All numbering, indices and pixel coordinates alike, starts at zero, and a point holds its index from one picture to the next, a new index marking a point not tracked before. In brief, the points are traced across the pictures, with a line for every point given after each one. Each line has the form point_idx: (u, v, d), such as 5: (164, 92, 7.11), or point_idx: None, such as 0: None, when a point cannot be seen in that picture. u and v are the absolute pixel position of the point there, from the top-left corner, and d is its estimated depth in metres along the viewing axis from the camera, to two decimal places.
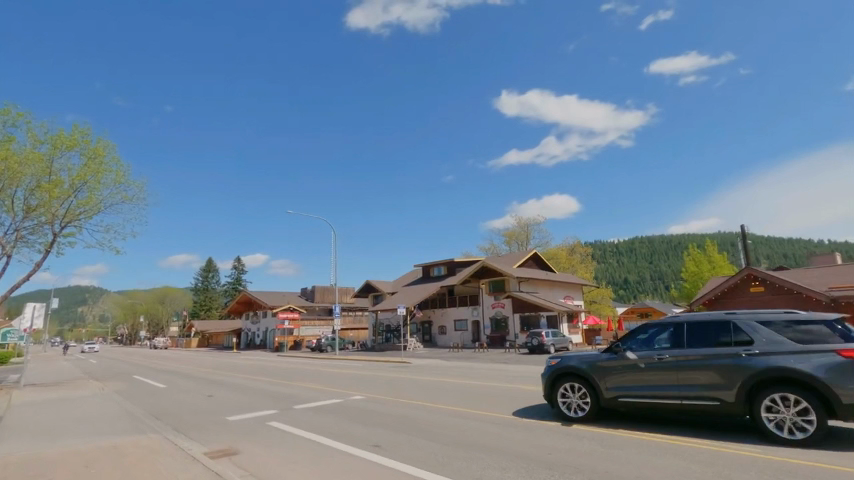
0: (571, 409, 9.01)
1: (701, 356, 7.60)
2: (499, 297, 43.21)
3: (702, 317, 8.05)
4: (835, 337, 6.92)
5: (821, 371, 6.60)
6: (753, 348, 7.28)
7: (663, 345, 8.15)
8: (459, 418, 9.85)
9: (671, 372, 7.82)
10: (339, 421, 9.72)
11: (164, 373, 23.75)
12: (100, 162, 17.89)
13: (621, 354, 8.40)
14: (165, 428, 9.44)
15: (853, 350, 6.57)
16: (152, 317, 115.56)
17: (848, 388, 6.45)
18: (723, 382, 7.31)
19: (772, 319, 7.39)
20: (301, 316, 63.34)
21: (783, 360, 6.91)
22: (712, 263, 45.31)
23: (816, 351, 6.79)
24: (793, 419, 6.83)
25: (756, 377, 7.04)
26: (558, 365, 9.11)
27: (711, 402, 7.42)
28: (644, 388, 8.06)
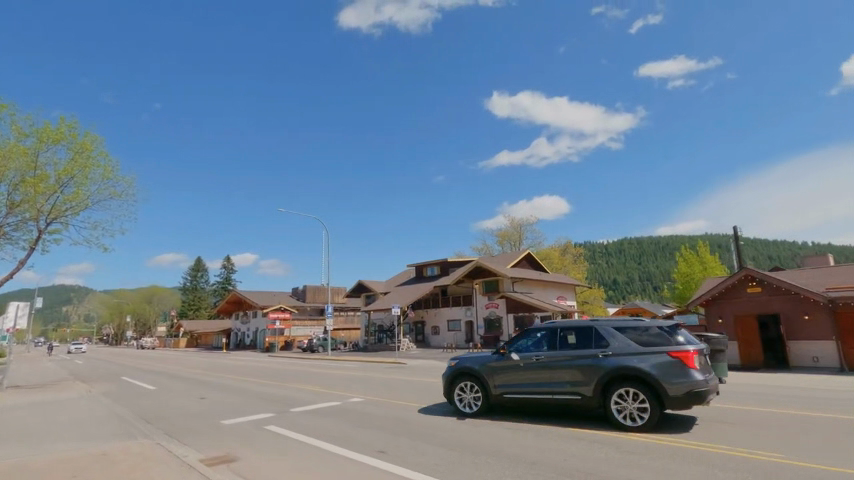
0: (468, 406, 10.04)
1: (568, 357, 8.84)
2: (493, 297, 43.10)
3: (572, 323, 9.28)
4: (668, 340, 8.40)
5: (655, 369, 8.01)
6: (607, 350, 8.58)
7: (541, 348, 9.33)
8: (460, 420, 9.61)
9: (544, 370, 9.03)
10: (337, 425, 9.38)
11: (153, 375, 23.15)
12: (88, 156, 17.32)
13: (507, 355, 9.54)
14: (157, 432, 9.06)
15: (678, 351, 8.05)
16: (139, 317, 113.57)
17: (672, 382, 7.90)
18: (584, 379, 8.59)
19: (624, 325, 8.75)
20: (292, 316, 62.60)
21: (628, 360, 8.26)
22: (703, 264, 45.67)
23: (653, 352, 8.21)
24: (634, 410, 8.21)
25: (607, 374, 8.35)
26: (458, 366, 10.13)
27: (574, 397, 8.65)
28: (524, 385, 9.23)
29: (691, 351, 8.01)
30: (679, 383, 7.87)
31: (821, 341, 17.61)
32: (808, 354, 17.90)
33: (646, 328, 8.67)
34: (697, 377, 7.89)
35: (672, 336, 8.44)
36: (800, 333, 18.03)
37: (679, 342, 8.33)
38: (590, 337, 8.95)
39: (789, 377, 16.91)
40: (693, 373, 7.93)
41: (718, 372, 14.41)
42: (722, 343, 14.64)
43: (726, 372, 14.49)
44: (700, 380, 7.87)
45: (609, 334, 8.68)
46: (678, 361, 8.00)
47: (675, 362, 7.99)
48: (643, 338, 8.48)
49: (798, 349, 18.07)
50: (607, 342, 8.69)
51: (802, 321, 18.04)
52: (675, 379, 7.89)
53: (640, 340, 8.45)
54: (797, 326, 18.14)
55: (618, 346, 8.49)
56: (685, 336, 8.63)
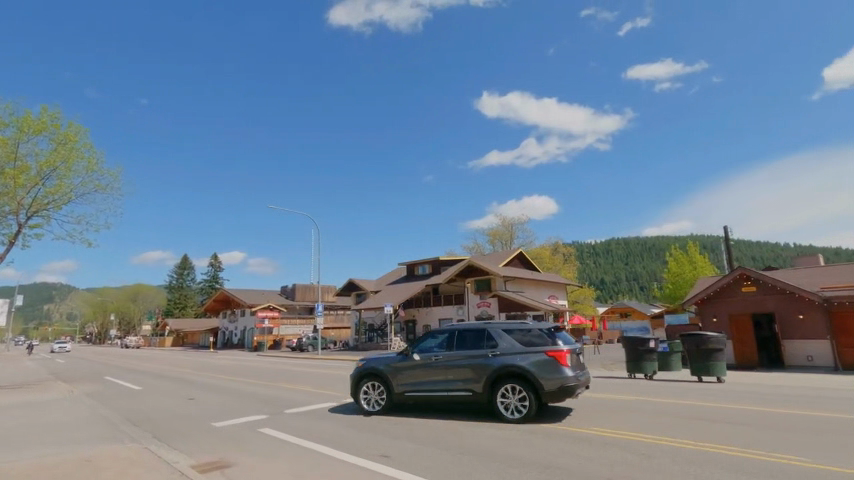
0: (370, 404, 10.23)
1: (461, 356, 9.34)
2: (484, 297, 42.93)
3: (468, 326, 9.80)
4: (547, 340, 9.06)
5: (533, 366, 8.63)
6: (495, 349, 9.14)
7: (440, 348, 9.76)
8: (460, 419, 9.31)
9: (442, 369, 9.46)
10: (333, 427, 9.00)
11: (138, 375, 22.42)
12: (71, 147, 16.66)
13: (409, 355, 9.86)
14: (144, 435, 8.61)
15: (554, 350, 8.70)
16: (122, 316, 111.38)
17: (546, 378, 8.57)
18: (474, 376, 9.13)
19: (511, 327, 9.34)
20: (280, 315, 61.71)
21: (512, 359, 8.85)
22: (693, 264, 45.98)
23: (533, 351, 8.83)
24: (515, 403, 8.85)
25: (494, 372, 8.94)
26: (362, 365, 10.31)
27: (465, 392, 9.20)
28: (424, 384, 9.59)
29: (563, 350, 8.71)
30: (552, 379, 8.54)
31: (816, 340, 17.63)
32: (802, 354, 17.95)
33: (530, 330, 9.31)
34: (568, 373, 8.61)
35: (550, 337, 9.12)
36: (795, 333, 18.07)
37: (555, 342, 9.00)
38: (482, 338, 9.49)
39: (786, 376, 16.88)
40: (565, 369, 8.62)
41: (717, 371, 14.14)
42: (721, 343, 14.31)
43: (724, 372, 14.20)
44: (571, 376, 8.58)
45: (498, 336, 9.23)
46: (552, 360, 8.67)
47: (550, 360, 8.66)
48: (526, 338, 9.09)
49: (792, 349, 18.10)
50: (496, 342, 9.25)
51: (796, 321, 18.07)
52: (550, 376, 8.56)
53: (524, 340, 9.06)
54: (791, 326, 18.17)
55: (505, 346, 9.08)
56: (563, 336, 9.34)
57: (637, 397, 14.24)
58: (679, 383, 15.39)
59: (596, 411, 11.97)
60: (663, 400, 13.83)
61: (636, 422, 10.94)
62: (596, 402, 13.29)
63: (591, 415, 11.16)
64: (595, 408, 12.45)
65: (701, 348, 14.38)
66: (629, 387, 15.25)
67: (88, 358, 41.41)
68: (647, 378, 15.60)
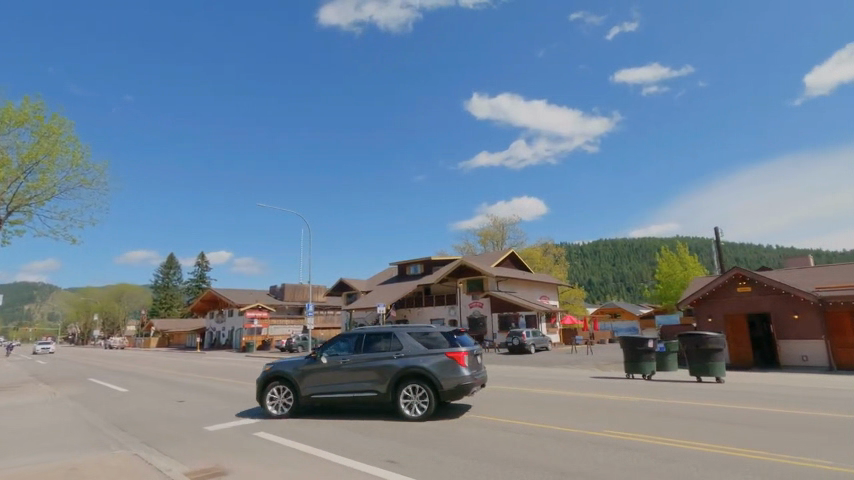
0: (277, 407, 9.87)
1: (367, 359, 9.31)
2: (477, 297, 42.72)
3: (375, 330, 9.80)
4: (448, 342, 9.34)
5: (434, 367, 8.85)
6: (400, 352, 9.23)
7: (347, 352, 9.64)
8: (463, 421, 8.99)
9: (349, 372, 9.34)
10: (331, 430, 8.63)
11: (124, 377, 21.71)
12: (55, 140, 16.05)
13: (318, 358, 9.62)
14: (132, 440, 8.17)
15: (453, 352, 8.99)
16: (106, 316, 108.99)
17: (446, 378, 8.82)
18: (379, 378, 9.14)
19: (414, 330, 9.50)
20: (269, 315, 60.88)
21: (415, 361, 9.00)
22: (684, 265, 46.31)
23: (434, 353, 9.05)
24: (416, 402, 8.98)
25: (397, 373, 9.03)
26: (270, 368, 9.93)
27: (369, 393, 9.19)
28: (331, 387, 9.42)
29: (462, 351, 9.00)
30: (451, 378, 8.82)
31: (811, 340, 17.69)
32: (797, 354, 17.99)
33: (432, 332, 9.55)
34: (465, 373, 8.93)
35: (450, 339, 9.42)
36: (790, 333, 18.12)
37: (455, 344, 9.31)
38: (387, 340, 9.53)
39: (783, 376, 16.86)
40: (462, 369, 8.93)
41: (716, 372, 14.06)
42: (720, 343, 14.23)
43: (724, 372, 14.12)
44: (467, 376, 8.92)
45: (402, 338, 9.33)
46: (452, 360, 8.95)
47: (450, 361, 8.94)
48: (428, 341, 9.29)
49: (788, 349, 18.14)
50: (401, 345, 9.34)
51: (791, 321, 18.13)
52: (448, 376, 8.83)
53: (426, 343, 9.26)
54: (786, 326, 18.23)
55: (409, 348, 9.19)
56: (463, 338, 9.66)
57: (637, 398, 14.02)
58: (677, 383, 15.27)
59: (598, 413, 11.72)
60: (664, 401, 13.65)
61: (641, 423, 10.71)
62: (597, 404, 13.00)
63: (595, 417, 10.91)
64: (597, 409, 12.21)
65: (701, 348, 14.28)
66: (628, 388, 15.05)
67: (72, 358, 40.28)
68: (645, 379, 15.47)
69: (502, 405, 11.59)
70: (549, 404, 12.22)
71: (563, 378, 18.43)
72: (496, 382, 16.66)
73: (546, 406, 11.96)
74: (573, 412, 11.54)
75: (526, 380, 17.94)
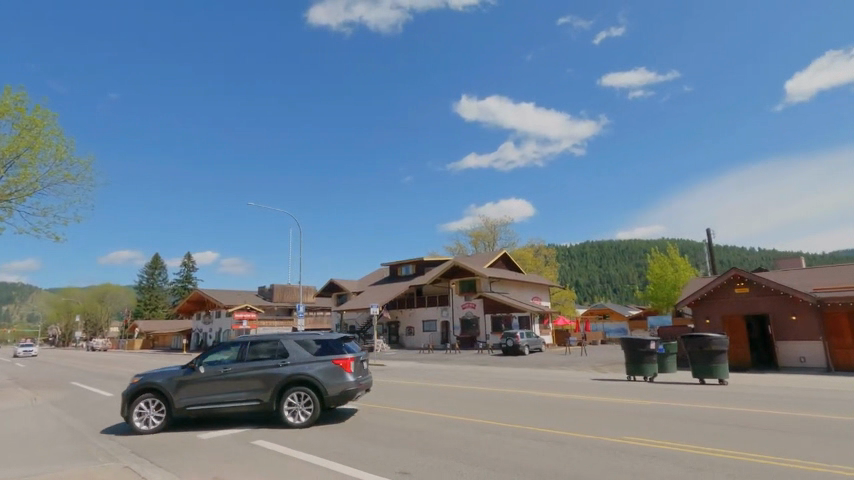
0: (146, 423, 8.88)
1: (251, 367, 8.90)
2: (470, 297, 42.43)
3: (261, 337, 9.41)
4: (334, 348, 9.33)
5: (320, 375, 8.77)
6: (286, 359, 8.98)
7: (229, 361, 9.11)
8: (474, 426, 8.55)
9: (231, 381, 8.84)
10: (335, 437, 8.17)
11: (107, 380, 20.88)
12: (37, 133, 15.32)
13: (196, 368, 8.91)
14: (121, 450, 7.65)
15: (340, 358, 9.02)
16: (89, 317, 106.37)
17: (331, 384, 8.79)
18: (263, 387, 8.79)
19: (301, 337, 9.33)
20: (258, 316, 59.89)
21: (301, 368, 8.83)
22: (675, 266, 46.50)
23: (321, 359, 8.98)
24: (300, 409, 8.77)
25: (282, 381, 8.77)
26: (139, 380, 8.93)
27: (251, 403, 8.76)
28: (210, 397, 8.80)
29: (349, 357, 9.07)
30: (336, 384, 8.81)
31: (809, 341, 17.68)
32: (795, 355, 18.00)
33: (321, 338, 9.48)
34: (351, 379, 8.98)
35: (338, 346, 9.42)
36: (787, 333, 18.12)
37: (341, 350, 9.31)
38: (272, 347, 9.22)
39: (783, 378, 16.77)
40: (347, 375, 8.96)
41: (719, 373, 13.90)
42: (723, 344, 14.04)
43: (727, 374, 13.98)
44: (353, 381, 8.98)
45: (288, 345, 9.10)
46: (338, 367, 8.96)
47: (336, 367, 8.94)
48: (316, 347, 9.19)
49: (786, 349, 18.12)
50: (286, 352, 9.10)
51: (789, 322, 18.14)
52: (334, 382, 8.81)
53: (313, 349, 9.15)
54: (783, 327, 18.22)
55: (295, 355, 9.00)
56: (349, 344, 9.71)
57: (642, 400, 13.75)
58: (679, 385, 15.06)
59: (606, 415, 11.39)
60: (668, 402, 13.39)
61: (652, 426, 10.40)
62: (603, 405, 12.68)
63: (606, 421, 10.57)
64: (603, 411, 11.89)
65: (703, 349, 14.11)
66: (630, 390, 14.79)
67: (53, 360, 39.01)
68: (647, 380, 15.26)
69: (508, 408, 11.18)
70: (555, 407, 11.86)
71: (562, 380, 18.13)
72: (496, 384, 16.31)
73: (552, 409, 11.59)
74: (580, 415, 11.18)
75: (525, 381, 17.61)
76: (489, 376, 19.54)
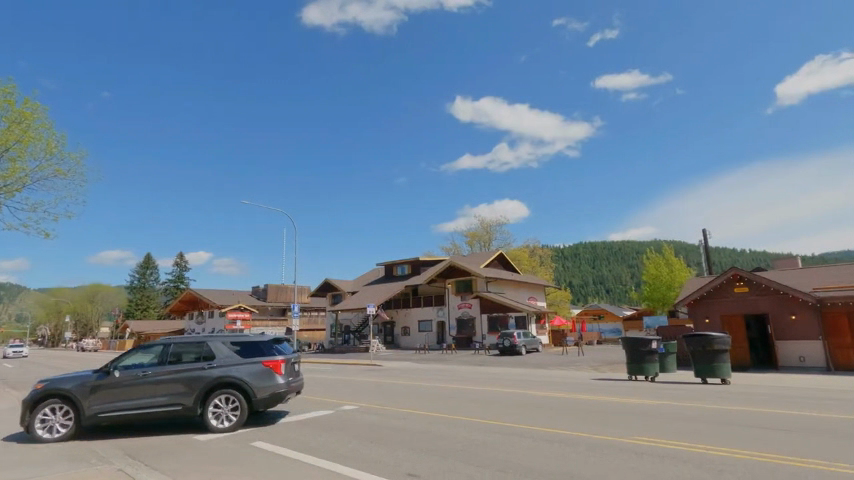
0: (49, 431, 8.16)
1: (172, 370, 8.40)
2: (466, 297, 42.26)
3: (185, 339, 8.91)
4: (265, 350, 9.05)
5: (249, 377, 8.50)
6: (212, 361, 8.59)
7: (149, 364, 8.55)
8: (482, 425, 8.22)
9: (150, 385, 8.31)
10: (338, 437, 7.90)
11: None
12: (27, 126, 14.91)
13: (110, 372, 8.27)
14: (112, 453, 7.31)
15: (270, 360, 8.79)
16: (78, 317, 104.81)
17: (260, 386, 8.54)
18: (186, 391, 8.35)
19: (229, 339, 8.96)
20: (252, 316, 59.31)
21: (229, 370, 8.49)
22: (670, 267, 46.57)
23: (250, 361, 8.69)
24: (225, 414, 8.43)
25: (208, 384, 8.39)
26: (43, 386, 8.17)
27: (173, 407, 8.30)
28: (126, 403, 8.20)
29: (280, 359, 8.85)
30: (266, 387, 8.59)
31: (809, 341, 17.66)
32: (795, 355, 17.95)
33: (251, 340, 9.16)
34: (281, 381, 8.78)
35: (269, 348, 9.16)
36: (787, 333, 18.07)
37: (272, 351, 9.08)
38: (197, 349, 8.77)
39: (785, 378, 16.65)
40: (277, 377, 8.75)
41: (722, 373, 13.79)
42: (726, 343, 13.94)
43: (730, 373, 13.86)
44: (283, 384, 8.75)
45: (216, 347, 8.70)
46: (268, 368, 8.72)
47: (266, 369, 8.69)
48: (245, 349, 8.86)
49: (785, 349, 18.07)
50: (212, 354, 8.70)
51: (788, 321, 18.09)
52: (263, 384, 8.57)
53: (243, 351, 8.84)
54: (783, 326, 18.19)
55: (222, 357, 8.62)
56: (281, 346, 9.48)
57: (646, 399, 13.52)
58: (682, 384, 14.87)
59: (612, 415, 11.14)
60: (673, 402, 13.17)
61: (662, 426, 10.14)
62: (608, 405, 12.44)
63: (614, 421, 10.31)
64: (607, 411, 11.70)
65: (706, 348, 13.99)
66: (633, 390, 14.57)
67: (42, 360, 38.21)
68: (649, 380, 15.10)
69: (513, 409, 10.88)
70: (560, 407, 11.59)
71: (562, 380, 17.91)
72: (495, 384, 16.08)
73: (557, 410, 11.30)
74: (587, 415, 10.91)
75: (524, 381, 17.36)
76: (488, 376, 19.32)
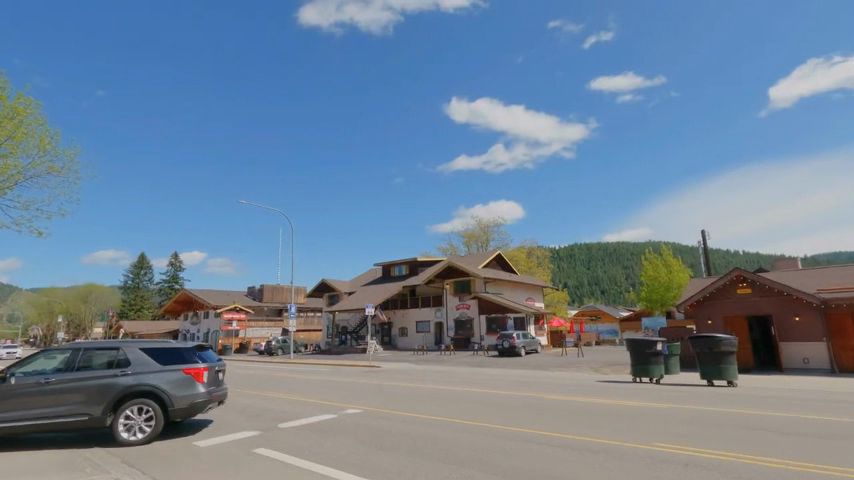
0: None
1: (81, 377, 7.92)
2: (464, 298, 42.05)
3: (97, 345, 8.45)
4: (186, 357, 8.73)
5: (167, 385, 8.14)
6: (127, 368, 8.17)
7: (54, 370, 8.03)
8: (493, 430, 7.97)
9: (53, 393, 7.78)
10: (344, 442, 7.63)
11: None
12: (20, 122, 14.51)
13: (7, 379, 7.72)
14: (110, 460, 7.06)
15: (192, 368, 8.49)
16: (71, 317, 103.53)
17: (179, 395, 8.19)
18: (94, 399, 7.85)
19: (148, 345, 8.59)
20: (248, 316, 58.77)
21: (144, 377, 8.09)
22: (669, 268, 46.52)
23: (169, 369, 8.34)
24: (137, 425, 7.94)
25: (120, 392, 7.93)
26: None
27: (80, 417, 7.77)
28: (25, 412, 7.65)
29: (202, 366, 8.57)
30: (184, 396, 8.24)
31: (813, 342, 17.55)
32: (798, 356, 17.84)
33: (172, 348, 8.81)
34: (202, 390, 8.46)
35: (192, 356, 8.84)
36: (791, 334, 17.95)
37: (194, 360, 8.77)
38: (111, 355, 8.31)
39: (790, 379, 16.51)
40: (198, 386, 8.44)
41: (729, 375, 13.62)
42: (732, 345, 13.78)
43: (736, 376, 13.70)
44: (204, 393, 8.44)
45: (132, 353, 8.29)
46: (189, 376, 8.41)
47: (187, 377, 8.38)
48: (165, 355, 8.50)
49: (789, 351, 17.96)
50: (127, 361, 8.28)
51: (792, 322, 17.97)
52: (182, 393, 8.23)
53: (162, 358, 8.49)
54: (786, 328, 18.07)
55: (138, 364, 8.22)
56: (204, 354, 9.17)
57: (652, 401, 13.32)
58: (687, 386, 14.69)
59: (621, 419, 10.91)
60: (680, 404, 12.97)
61: (673, 429, 9.93)
62: (615, 407, 12.22)
63: (623, 425, 10.08)
64: (615, 414, 11.49)
65: (713, 350, 13.81)
66: (637, 391, 14.37)
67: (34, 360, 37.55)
68: (654, 382, 14.90)
69: (520, 412, 10.64)
70: (568, 409, 11.36)
71: (564, 381, 17.69)
72: (497, 385, 15.83)
73: (565, 412, 11.07)
74: (595, 419, 10.68)
75: (527, 383, 17.12)
76: (488, 377, 19.09)
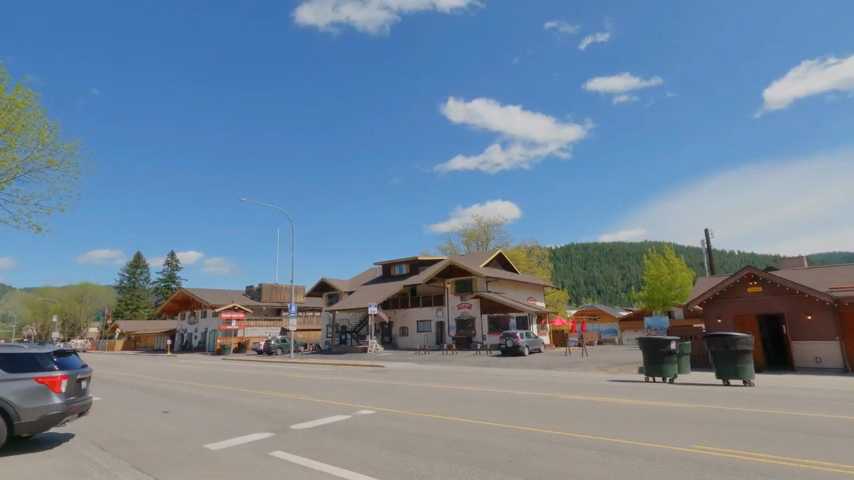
0: None
1: None
2: (466, 297, 41.74)
3: None
4: (41, 364, 7.67)
5: (13, 396, 7.10)
6: None
7: None
8: (517, 429, 7.58)
9: None
10: (363, 444, 7.26)
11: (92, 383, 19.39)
12: (18, 114, 14.09)
13: None
14: (116, 465, 6.73)
15: (46, 376, 7.46)
16: (66, 317, 102.56)
17: (26, 408, 7.18)
18: None
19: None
20: (246, 316, 58.34)
21: None
22: (671, 267, 46.31)
23: (17, 377, 7.29)
24: None
25: None
26: None
27: None
28: None
29: (59, 375, 7.57)
30: (35, 408, 7.24)
31: (825, 341, 17.33)
32: (810, 355, 17.63)
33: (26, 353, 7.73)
34: (58, 401, 7.47)
35: (50, 362, 7.81)
36: (803, 333, 17.72)
37: (52, 366, 7.76)
38: None
39: (804, 378, 16.26)
40: (54, 397, 7.46)
41: (745, 375, 13.37)
42: (749, 344, 13.53)
43: (753, 376, 13.44)
44: (60, 404, 7.47)
45: None
46: (42, 386, 7.39)
47: (39, 387, 7.36)
48: (13, 362, 7.43)
49: (801, 350, 17.74)
50: None
51: (804, 321, 17.76)
52: (32, 405, 7.23)
53: (11, 365, 7.43)
54: (799, 326, 17.84)
55: None
56: (65, 360, 8.14)
57: (668, 398, 13.04)
58: (702, 386, 14.38)
59: (642, 413, 10.57)
60: (696, 403, 12.69)
61: (696, 420, 9.63)
62: (633, 403, 11.91)
63: (647, 420, 9.73)
64: (632, 411, 11.15)
65: (729, 349, 13.56)
66: (651, 391, 14.06)
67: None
68: (668, 382, 14.63)
69: (539, 411, 10.28)
70: (587, 408, 11.02)
71: (574, 381, 17.39)
72: (508, 385, 15.49)
73: (583, 411, 10.74)
74: (617, 415, 10.32)
75: (536, 382, 16.79)
76: (496, 377, 18.79)
